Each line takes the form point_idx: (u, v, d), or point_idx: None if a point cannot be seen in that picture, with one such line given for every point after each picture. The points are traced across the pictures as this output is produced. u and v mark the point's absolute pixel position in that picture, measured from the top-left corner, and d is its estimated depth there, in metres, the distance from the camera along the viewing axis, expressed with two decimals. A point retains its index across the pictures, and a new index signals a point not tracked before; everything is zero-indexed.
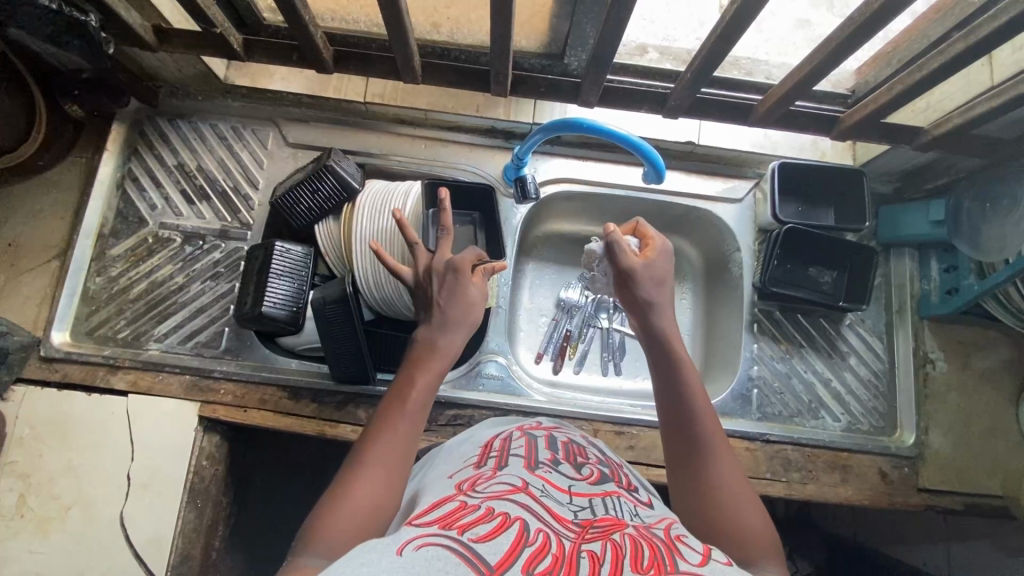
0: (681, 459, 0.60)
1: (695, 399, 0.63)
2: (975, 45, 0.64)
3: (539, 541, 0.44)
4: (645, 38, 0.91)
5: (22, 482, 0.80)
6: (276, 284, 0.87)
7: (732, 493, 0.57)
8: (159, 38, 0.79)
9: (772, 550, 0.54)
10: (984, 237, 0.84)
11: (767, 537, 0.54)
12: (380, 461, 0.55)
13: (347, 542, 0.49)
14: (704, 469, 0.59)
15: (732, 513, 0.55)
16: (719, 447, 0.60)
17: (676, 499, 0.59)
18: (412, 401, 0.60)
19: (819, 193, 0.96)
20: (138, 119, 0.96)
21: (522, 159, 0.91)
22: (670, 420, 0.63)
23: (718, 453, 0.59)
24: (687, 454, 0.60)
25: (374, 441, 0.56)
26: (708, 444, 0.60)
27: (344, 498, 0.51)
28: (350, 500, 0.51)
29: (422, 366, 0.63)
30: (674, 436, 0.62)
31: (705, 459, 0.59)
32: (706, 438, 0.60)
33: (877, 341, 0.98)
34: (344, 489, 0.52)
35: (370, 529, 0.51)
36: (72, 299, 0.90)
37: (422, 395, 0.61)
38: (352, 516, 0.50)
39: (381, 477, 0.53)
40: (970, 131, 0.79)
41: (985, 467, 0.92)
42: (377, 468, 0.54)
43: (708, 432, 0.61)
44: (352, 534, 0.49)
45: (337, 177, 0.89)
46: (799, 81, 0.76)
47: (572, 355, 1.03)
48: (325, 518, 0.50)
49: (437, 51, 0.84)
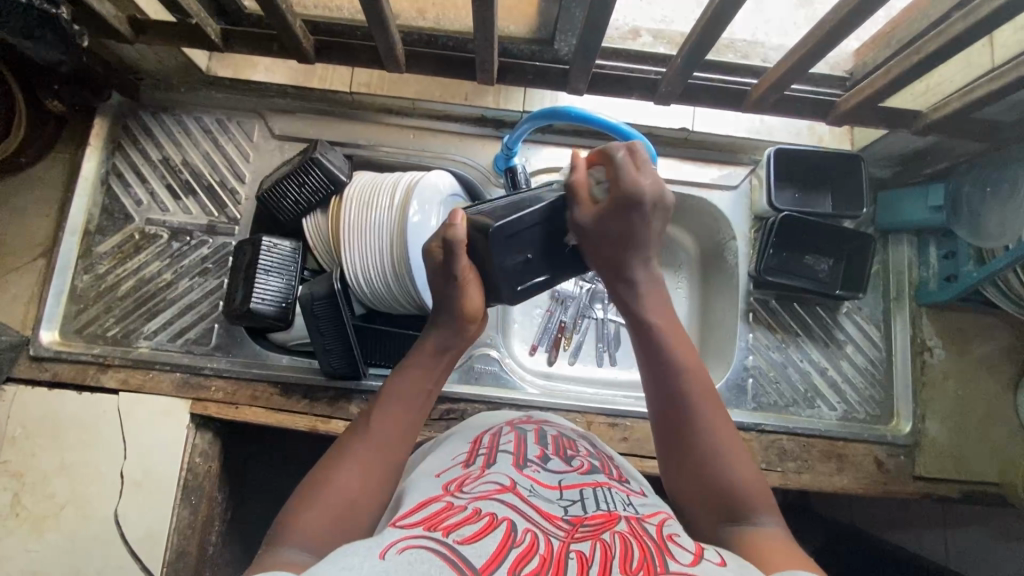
0: (662, 423, 0.59)
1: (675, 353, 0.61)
2: (976, 25, 0.62)
3: (527, 541, 0.43)
4: (640, 20, 0.88)
5: (15, 481, 0.81)
6: (265, 280, 0.86)
7: (713, 456, 0.56)
8: (135, 30, 0.77)
9: (766, 507, 0.53)
10: (983, 224, 0.84)
11: (757, 493, 0.53)
12: (370, 456, 0.56)
13: (324, 535, 0.50)
14: (688, 431, 0.57)
15: (715, 475, 0.55)
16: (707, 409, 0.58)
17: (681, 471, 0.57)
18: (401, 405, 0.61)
19: (817, 178, 0.95)
20: (121, 113, 0.95)
21: (511, 148, 0.90)
22: (658, 386, 0.60)
23: (710, 415, 0.58)
24: (668, 417, 0.59)
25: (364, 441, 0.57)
26: (695, 407, 0.58)
27: (324, 492, 0.52)
28: (329, 494, 0.52)
29: (409, 370, 0.64)
30: (657, 399, 0.60)
31: (688, 420, 0.58)
32: (692, 394, 0.59)
33: (874, 329, 0.96)
34: (324, 484, 0.53)
35: (347, 523, 0.51)
36: (60, 297, 0.89)
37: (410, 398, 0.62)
38: (328, 510, 0.51)
39: (367, 473, 0.55)
40: (971, 114, 0.77)
41: (982, 454, 0.91)
42: (366, 463, 0.55)
43: (692, 389, 0.59)
44: (332, 525, 0.50)
45: (324, 169, 0.87)
46: (794, 64, 0.73)
47: (567, 346, 1.03)
48: (303, 512, 0.51)
49: (423, 38, 0.81)
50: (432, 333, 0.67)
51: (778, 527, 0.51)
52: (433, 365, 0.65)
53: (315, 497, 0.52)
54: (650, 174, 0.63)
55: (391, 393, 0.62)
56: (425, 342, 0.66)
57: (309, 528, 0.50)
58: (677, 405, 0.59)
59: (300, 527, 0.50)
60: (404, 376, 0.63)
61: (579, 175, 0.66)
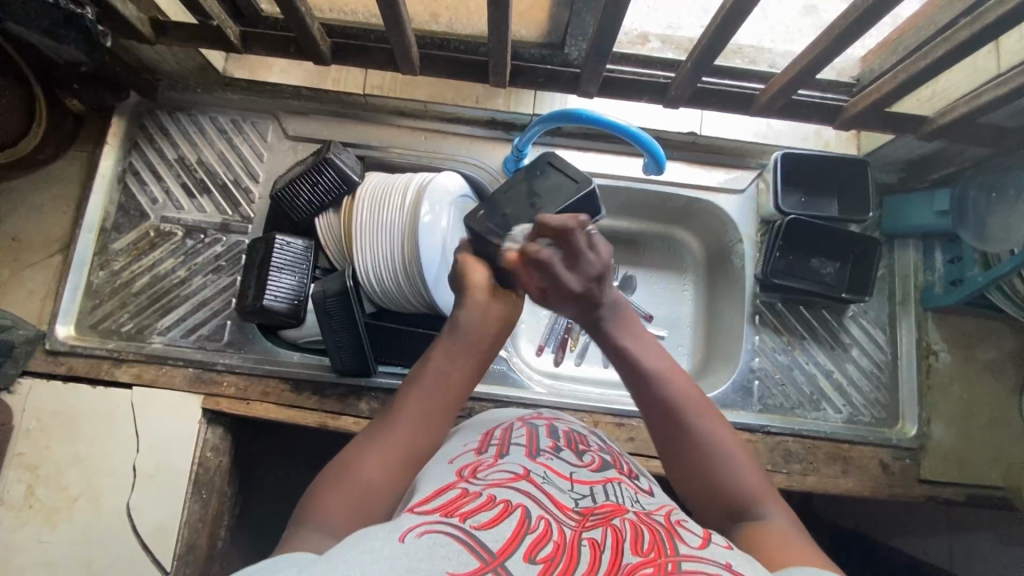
0: (661, 438, 0.59)
1: (653, 365, 0.62)
2: (982, 31, 0.63)
3: (541, 528, 0.44)
4: (647, 26, 0.90)
5: (29, 473, 0.82)
6: (277, 278, 0.87)
7: (722, 454, 0.56)
8: (156, 31, 0.79)
9: (768, 500, 0.54)
10: (990, 227, 0.85)
11: (761, 489, 0.54)
12: (394, 441, 0.56)
13: (343, 524, 0.50)
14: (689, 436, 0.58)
15: (721, 473, 0.55)
16: (701, 413, 0.59)
17: (681, 471, 0.57)
18: (426, 392, 0.60)
19: (822, 183, 0.96)
20: (139, 112, 0.96)
21: (522, 150, 0.91)
22: (644, 403, 0.61)
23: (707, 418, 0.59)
24: (664, 426, 0.59)
25: (388, 429, 0.57)
26: (687, 410, 0.59)
27: (344, 481, 0.53)
28: (348, 483, 0.52)
29: (439, 356, 0.63)
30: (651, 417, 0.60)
31: (688, 428, 0.58)
32: (678, 399, 0.60)
33: (879, 332, 0.97)
34: (345, 473, 0.53)
35: (365, 512, 0.51)
36: (76, 292, 0.91)
37: (435, 384, 0.61)
38: (347, 500, 0.51)
39: (387, 464, 0.54)
40: (976, 120, 0.78)
41: (987, 458, 0.92)
42: (388, 452, 0.55)
43: (680, 393, 0.60)
44: (350, 508, 0.51)
45: (337, 170, 0.88)
46: (801, 69, 0.74)
47: (573, 348, 1.04)
48: (323, 499, 0.52)
49: (435, 42, 0.83)
50: (463, 312, 0.66)
51: (783, 517, 0.52)
52: (464, 345, 0.64)
53: (334, 486, 0.52)
54: (589, 258, 0.66)
55: (418, 381, 0.61)
56: (452, 322, 0.66)
57: (329, 516, 0.50)
58: (665, 415, 0.59)
59: (319, 509, 0.51)
60: (430, 363, 0.62)
61: (519, 275, 0.68)
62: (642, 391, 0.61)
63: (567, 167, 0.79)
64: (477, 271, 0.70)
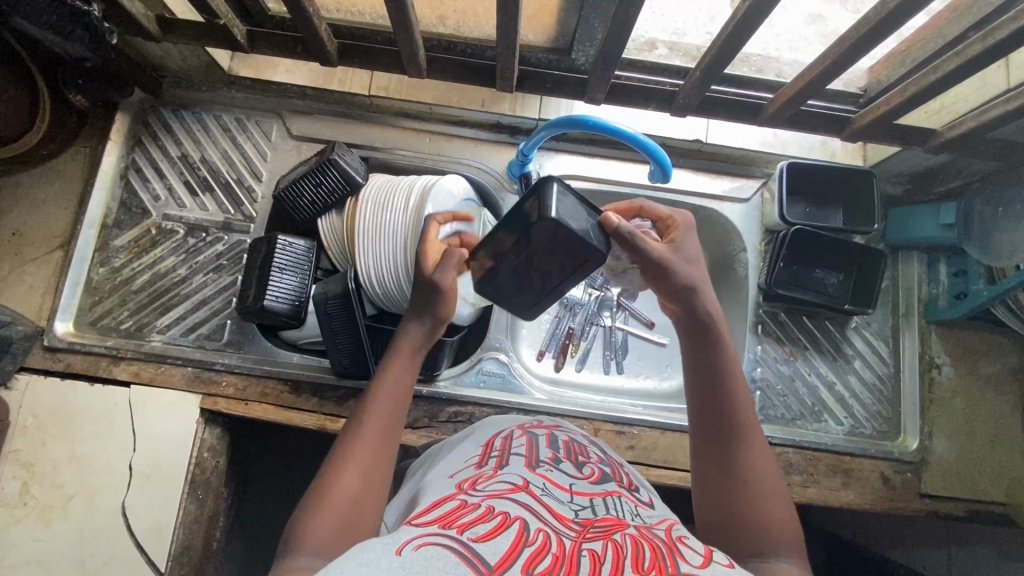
0: (713, 440, 0.59)
1: (731, 375, 0.61)
2: (993, 47, 0.63)
3: (540, 540, 0.44)
4: (654, 32, 0.87)
5: (25, 470, 0.81)
6: (279, 278, 0.86)
7: (763, 488, 0.56)
8: (162, 27, 0.78)
9: (790, 545, 0.53)
10: (995, 243, 0.84)
11: (790, 535, 0.54)
12: (366, 454, 0.56)
13: (331, 547, 0.50)
14: (738, 454, 0.57)
15: (756, 505, 0.55)
16: (757, 442, 0.58)
17: (715, 483, 0.57)
18: (387, 400, 0.60)
19: (829, 194, 0.96)
20: (143, 109, 0.96)
21: (527, 155, 0.91)
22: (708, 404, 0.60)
23: (761, 449, 0.58)
24: (720, 436, 0.59)
25: (358, 441, 0.56)
26: (746, 432, 0.58)
27: (325, 503, 0.52)
28: (330, 504, 0.52)
29: (395, 364, 0.62)
30: (701, 420, 0.60)
31: (739, 445, 0.58)
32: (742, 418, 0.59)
33: (883, 344, 0.97)
34: (324, 493, 0.52)
35: (351, 531, 0.52)
36: (75, 289, 0.90)
37: (394, 391, 0.60)
38: (332, 522, 0.51)
39: (366, 477, 0.54)
40: (984, 134, 0.78)
41: (989, 473, 0.91)
42: (363, 466, 0.55)
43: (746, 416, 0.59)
44: (339, 528, 0.51)
45: (341, 171, 0.88)
46: (811, 80, 0.74)
47: (574, 353, 1.03)
48: (308, 526, 0.51)
49: (443, 44, 0.82)
50: (409, 327, 0.65)
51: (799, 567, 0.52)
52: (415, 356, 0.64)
53: (317, 508, 0.52)
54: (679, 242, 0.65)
55: (377, 390, 0.60)
56: (407, 331, 0.65)
57: (316, 542, 0.50)
58: (726, 428, 0.59)
59: (304, 539, 0.50)
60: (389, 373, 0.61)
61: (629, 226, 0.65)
62: (712, 393, 0.60)
63: (581, 239, 0.65)
64: (448, 298, 0.66)
